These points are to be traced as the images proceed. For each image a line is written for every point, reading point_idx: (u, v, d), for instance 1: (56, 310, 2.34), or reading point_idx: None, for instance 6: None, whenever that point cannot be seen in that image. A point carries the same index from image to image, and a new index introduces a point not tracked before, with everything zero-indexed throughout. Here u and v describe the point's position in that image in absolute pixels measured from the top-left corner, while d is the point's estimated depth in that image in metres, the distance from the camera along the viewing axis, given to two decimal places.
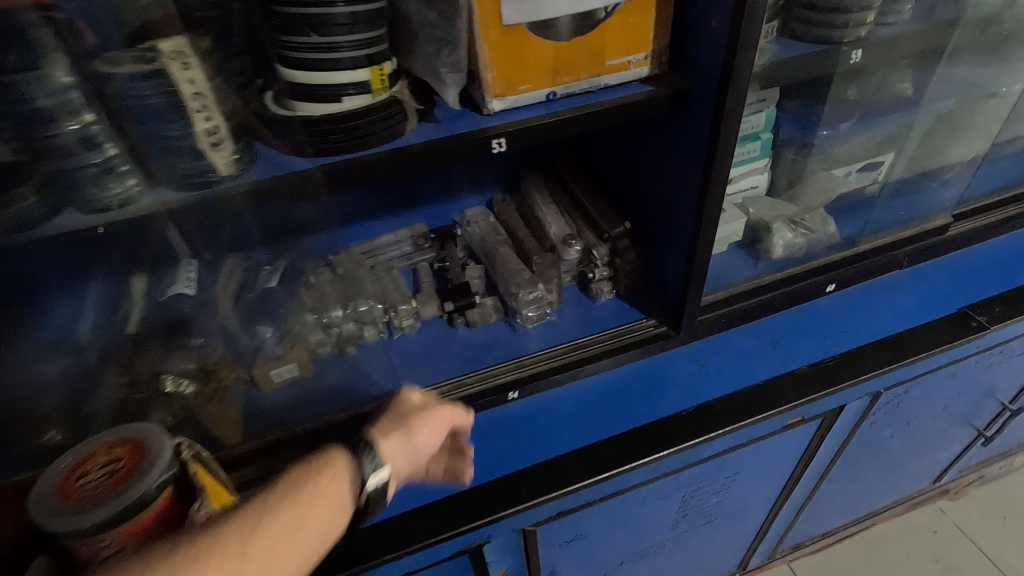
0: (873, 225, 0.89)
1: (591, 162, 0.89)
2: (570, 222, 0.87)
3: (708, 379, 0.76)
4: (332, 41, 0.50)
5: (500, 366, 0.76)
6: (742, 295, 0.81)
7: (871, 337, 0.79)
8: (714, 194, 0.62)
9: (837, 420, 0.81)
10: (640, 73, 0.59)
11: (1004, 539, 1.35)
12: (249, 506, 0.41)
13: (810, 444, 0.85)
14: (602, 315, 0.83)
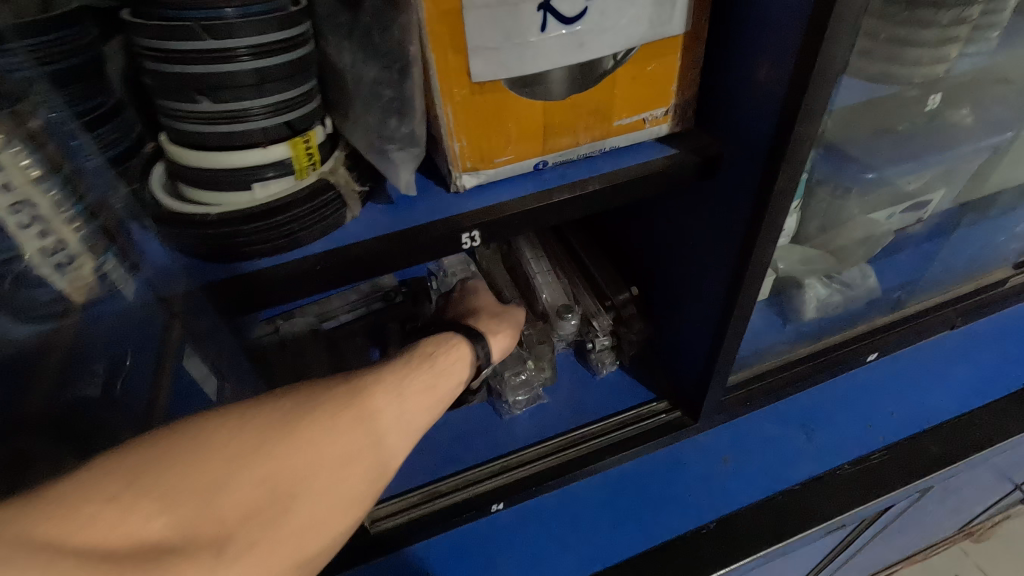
0: (931, 280, 0.78)
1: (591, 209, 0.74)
2: (564, 284, 0.73)
3: (732, 480, 0.64)
4: (229, 109, 0.36)
5: (481, 467, 0.63)
6: (771, 372, 0.68)
7: (921, 423, 0.67)
8: (751, 283, 0.49)
9: (880, 518, 0.69)
10: (657, 131, 0.45)
11: None
12: (377, 368, 0.41)
13: (846, 539, 0.73)
14: (604, 394, 0.70)
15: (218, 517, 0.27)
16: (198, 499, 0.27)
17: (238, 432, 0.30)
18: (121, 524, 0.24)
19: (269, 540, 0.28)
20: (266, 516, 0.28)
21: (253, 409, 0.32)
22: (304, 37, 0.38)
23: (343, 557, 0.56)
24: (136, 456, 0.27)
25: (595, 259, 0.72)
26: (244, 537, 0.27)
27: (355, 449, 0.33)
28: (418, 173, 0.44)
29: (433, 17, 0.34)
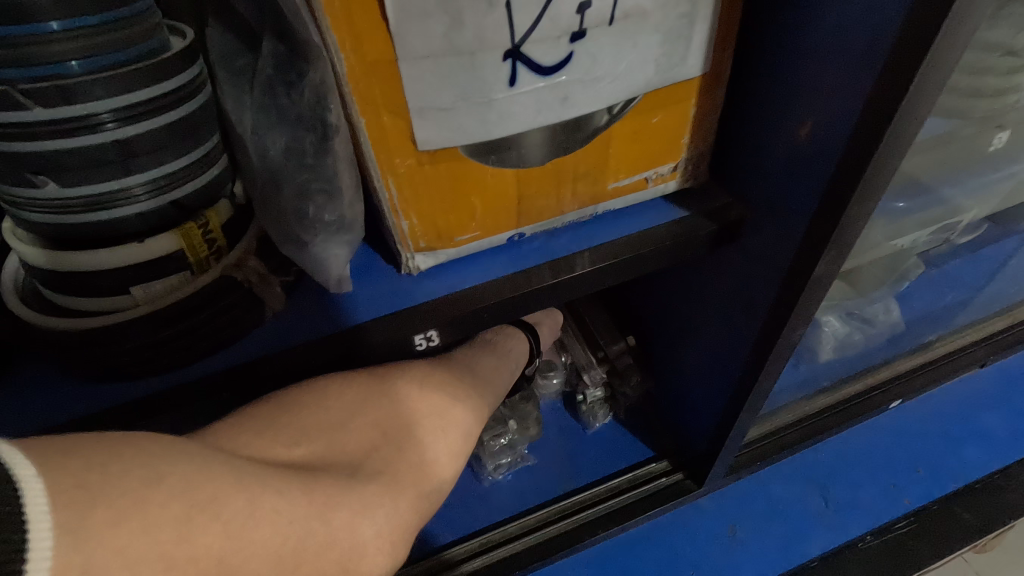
0: (971, 314, 0.68)
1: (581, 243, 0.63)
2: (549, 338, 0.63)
3: (741, 554, 0.56)
4: (82, 197, 0.26)
5: (457, 547, 0.55)
6: (785, 425, 0.61)
7: (950, 482, 0.60)
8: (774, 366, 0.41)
9: None
10: (661, 190, 0.36)
11: None
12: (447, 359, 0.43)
13: None
14: (596, 454, 0.62)
15: (348, 451, 0.28)
16: (327, 437, 0.28)
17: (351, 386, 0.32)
18: (271, 449, 0.26)
19: (394, 469, 0.29)
20: (386, 452, 0.30)
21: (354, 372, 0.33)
22: (187, 87, 0.28)
23: None
24: (264, 405, 0.29)
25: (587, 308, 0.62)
26: (374, 465, 0.29)
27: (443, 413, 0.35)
28: (360, 245, 0.36)
29: (357, 71, 0.24)
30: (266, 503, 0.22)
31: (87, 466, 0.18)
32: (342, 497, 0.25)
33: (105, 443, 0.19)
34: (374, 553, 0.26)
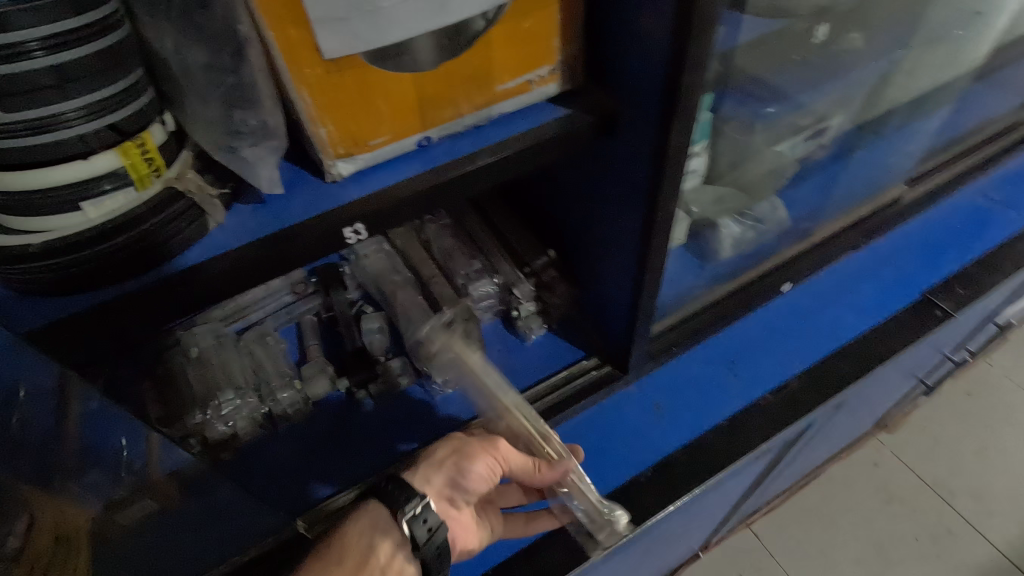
0: (844, 203, 0.79)
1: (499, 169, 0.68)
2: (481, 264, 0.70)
3: (664, 426, 0.65)
4: (30, 123, 0.30)
5: (416, 452, 0.62)
6: (690, 314, 0.69)
7: (833, 345, 0.70)
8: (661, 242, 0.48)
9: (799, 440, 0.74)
10: (546, 92, 0.42)
11: (940, 463, 1.45)
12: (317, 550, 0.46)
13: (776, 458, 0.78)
14: (534, 361, 0.68)
15: None
16: None
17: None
18: None
19: None
20: None
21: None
22: (107, 18, 0.31)
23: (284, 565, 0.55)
24: None
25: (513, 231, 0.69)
26: None
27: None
28: (283, 160, 0.40)
29: None
30: None
31: None
32: None
33: None
34: None
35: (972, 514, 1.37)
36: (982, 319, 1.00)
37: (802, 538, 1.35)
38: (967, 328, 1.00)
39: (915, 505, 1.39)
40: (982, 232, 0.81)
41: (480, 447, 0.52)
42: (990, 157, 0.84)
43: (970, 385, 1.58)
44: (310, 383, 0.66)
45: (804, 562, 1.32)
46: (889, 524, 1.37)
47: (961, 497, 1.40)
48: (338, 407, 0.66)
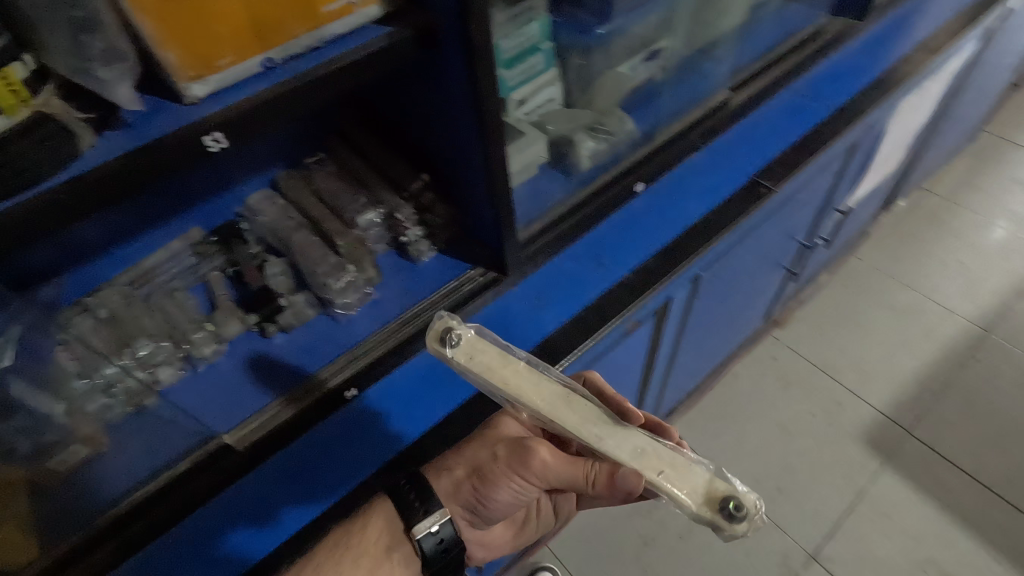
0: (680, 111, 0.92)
1: (370, 107, 0.75)
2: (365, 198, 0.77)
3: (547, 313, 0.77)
4: None
5: (329, 366, 0.69)
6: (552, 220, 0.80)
7: (681, 228, 0.85)
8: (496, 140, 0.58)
9: (670, 312, 0.91)
10: (369, 14, 0.50)
11: (825, 346, 1.66)
12: (344, 531, 0.66)
13: (655, 332, 0.95)
14: (428, 277, 0.77)
15: None
16: None
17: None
18: None
19: None
20: None
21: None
22: None
23: (216, 474, 0.61)
24: None
25: (388, 164, 0.76)
26: None
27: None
28: (140, 94, 0.45)
29: None
30: None
31: None
32: None
33: None
34: None
35: (853, 384, 1.59)
36: (820, 204, 1.19)
37: (717, 430, 1.53)
38: (808, 213, 1.18)
39: (807, 384, 1.60)
40: (797, 124, 0.96)
41: (502, 471, 0.64)
42: (801, 61, 0.98)
43: (844, 277, 1.80)
44: (222, 324, 0.72)
45: (721, 448, 1.50)
46: (788, 404, 1.57)
47: (845, 371, 1.61)
48: (251, 342, 0.72)
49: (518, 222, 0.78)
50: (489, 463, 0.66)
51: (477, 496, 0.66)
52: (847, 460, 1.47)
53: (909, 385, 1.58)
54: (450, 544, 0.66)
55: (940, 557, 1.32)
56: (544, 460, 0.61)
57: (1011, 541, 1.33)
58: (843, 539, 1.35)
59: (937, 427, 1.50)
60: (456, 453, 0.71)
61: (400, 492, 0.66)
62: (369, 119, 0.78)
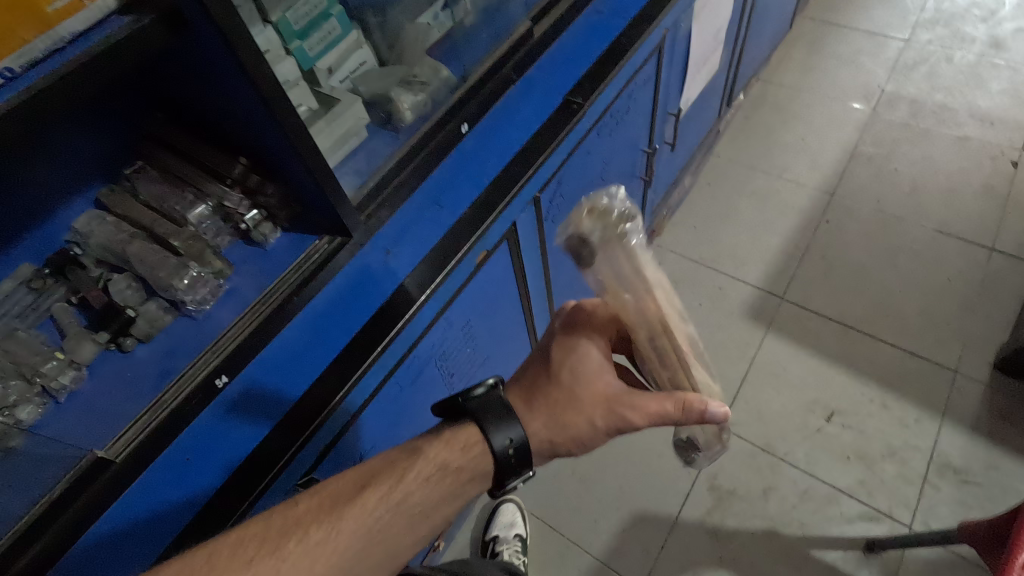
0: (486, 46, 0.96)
1: (176, 105, 0.75)
2: (193, 195, 0.78)
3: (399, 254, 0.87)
4: None
5: (196, 362, 0.71)
6: (383, 181, 0.82)
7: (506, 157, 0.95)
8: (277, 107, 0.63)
9: (521, 231, 1.06)
10: (106, 5, 0.51)
11: (702, 241, 1.82)
12: (437, 469, 0.68)
13: (515, 254, 1.11)
14: (277, 257, 0.79)
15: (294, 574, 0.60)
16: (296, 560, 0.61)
17: (282, 549, 0.61)
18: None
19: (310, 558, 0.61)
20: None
21: (305, 539, 0.62)
22: None
23: (102, 488, 0.63)
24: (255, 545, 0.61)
25: (207, 155, 0.77)
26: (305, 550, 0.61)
27: (419, 525, 0.68)
28: None
29: None
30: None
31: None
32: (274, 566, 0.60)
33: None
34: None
35: (731, 268, 1.76)
36: (651, 111, 1.30)
37: None
38: (643, 122, 1.29)
39: (693, 279, 1.76)
40: (598, 40, 1.05)
41: (601, 437, 0.71)
42: None
43: (708, 176, 1.96)
44: (75, 350, 0.71)
45: None
46: (679, 301, 1.72)
47: (722, 259, 1.78)
48: (111, 364, 0.72)
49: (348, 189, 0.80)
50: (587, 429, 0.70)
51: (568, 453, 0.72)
52: (736, 335, 1.64)
53: (777, 258, 1.76)
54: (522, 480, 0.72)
55: (824, 396, 1.51)
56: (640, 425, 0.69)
57: (876, 366, 1.53)
58: (744, 404, 1.52)
59: (804, 288, 1.69)
60: (551, 421, 0.70)
61: (500, 435, 0.67)
62: (177, 114, 0.77)
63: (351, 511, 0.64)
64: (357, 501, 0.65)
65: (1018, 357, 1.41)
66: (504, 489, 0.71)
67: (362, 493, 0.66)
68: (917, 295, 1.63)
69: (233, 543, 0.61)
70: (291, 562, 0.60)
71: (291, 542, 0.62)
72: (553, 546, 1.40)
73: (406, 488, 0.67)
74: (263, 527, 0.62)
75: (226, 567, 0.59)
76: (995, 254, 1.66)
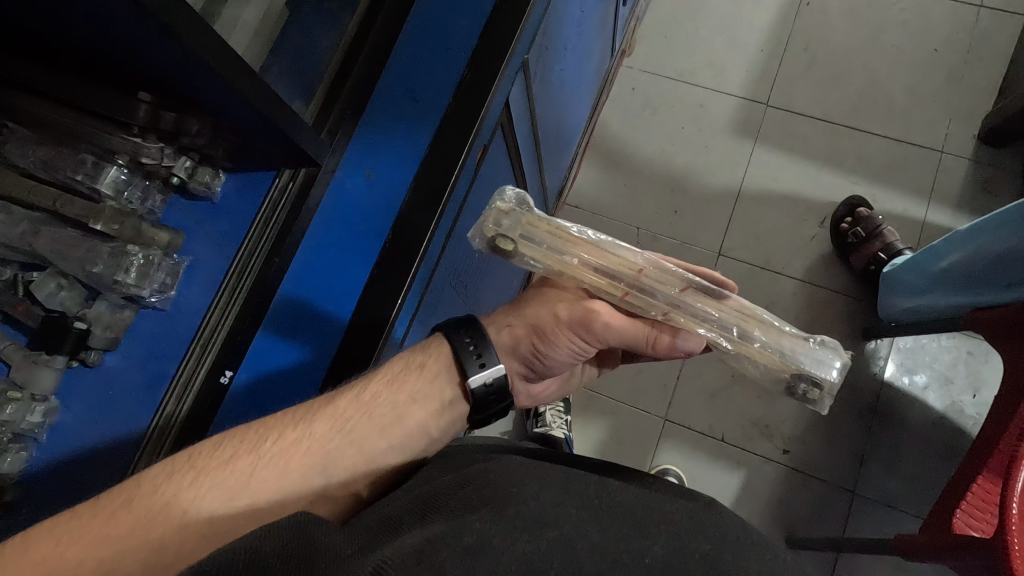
0: None
1: (22, 28, 0.51)
2: (94, 155, 0.57)
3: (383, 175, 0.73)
4: None
5: (188, 358, 0.62)
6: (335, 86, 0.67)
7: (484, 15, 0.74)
8: (167, 17, 0.45)
9: (513, 111, 0.86)
10: None
11: (676, 54, 1.63)
12: (401, 372, 0.68)
13: (510, 141, 0.92)
14: (233, 212, 0.65)
15: (273, 475, 0.55)
16: (270, 460, 0.55)
17: (261, 447, 0.56)
18: (224, 483, 0.52)
19: (287, 455, 0.56)
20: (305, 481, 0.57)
21: (280, 440, 0.57)
22: None
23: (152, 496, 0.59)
24: (231, 441, 0.55)
25: (100, 92, 0.55)
26: (274, 445, 0.57)
27: (393, 431, 0.64)
28: None
29: None
30: (244, 480, 0.53)
31: (159, 484, 0.50)
32: (245, 465, 0.54)
33: (156, 481, 0.50)
34: (260, 475, 0.54)
35: (711, 80, 1.60)
36: None
37: (609, 187, 1.58)
38: None
39: (672, 99, 1.61)
40: None
41: (563, 331, 0.68)
42: None
43: None
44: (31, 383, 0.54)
45: (618, 203, 1.57)
46: (662, 129, 1.60)
47: (700, 71, 1.61)
48: (88, 380, 0.58)
49: (295, 103, 0.64)
50: (549, 321, 0.69)
51: (537, 354, 0.71)
52: (724, 154, 1.56)
53: (758, 58, 1.60)
54: (499, 389, 0.67)
55: (817, 202, 1.49)
56: (605, 321, 0.65)
57: (864, 162, 1.51)
58: (740, 226, 1.51)
59: (789, 89, 1.57)
60: (515, 310, 0.74)
61: (457, 335, 0.68)
62: (23, 35, 0.52)
63: (326, 412, 0.61)
64: (327, 408, 0.62)
65: (1006, 124, 1.39)
66: (478, 405, 0.67)
67: (333, 400, 0.63)
68: (905, 74, 1.54)
69: (209, 445, 0.55)
70: (268, 458, 0.55)
71: (268, 444, 0.57)
72: (577, 399, 1.46)
73: (373, 394, 0.65)
74: (237, 430, 0.57)
75: (206, 465, 0.53)
76: (984, 11, 1.54)
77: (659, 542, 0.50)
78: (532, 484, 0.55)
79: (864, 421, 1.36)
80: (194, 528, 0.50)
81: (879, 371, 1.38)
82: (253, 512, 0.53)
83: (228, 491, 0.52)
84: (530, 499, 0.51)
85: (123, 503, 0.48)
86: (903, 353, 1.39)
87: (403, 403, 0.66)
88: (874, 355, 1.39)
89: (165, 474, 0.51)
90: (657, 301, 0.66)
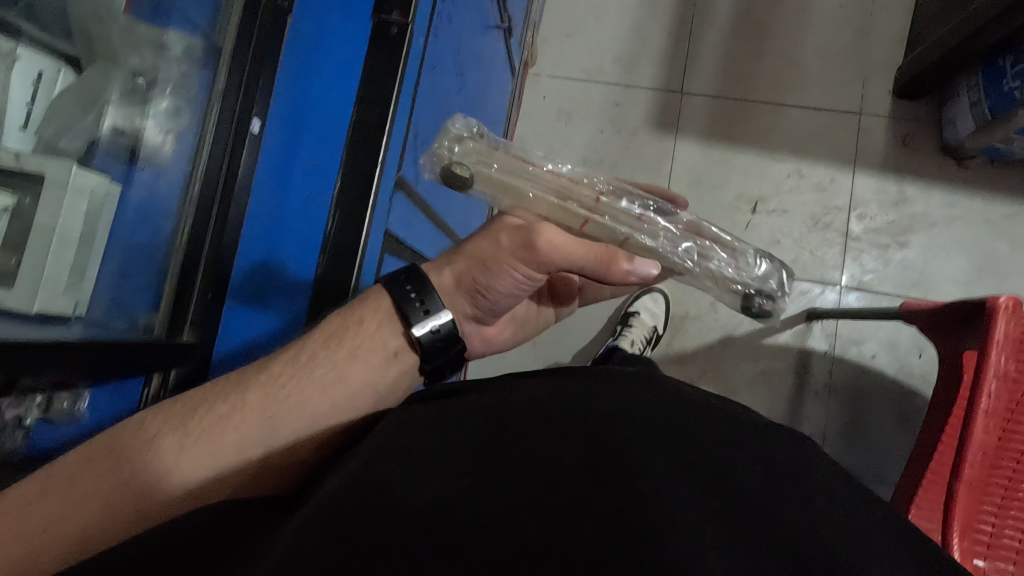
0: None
1: None
2: None
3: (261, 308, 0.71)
4: None
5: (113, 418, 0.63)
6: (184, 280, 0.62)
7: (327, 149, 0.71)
8: None
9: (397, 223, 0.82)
10: None
11: (581, 52, 1.56)
12: (338, 329, 0.67)
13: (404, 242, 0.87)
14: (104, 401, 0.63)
15: (215, 443, 0.58)
16: (205, 437, 0.58)
17: (189, 423, 0.58)
18: (161, 457, 0.56)
19: (228, 418, 0.59)
20: (256, 437, 0.60)
21: (209, 414, 0.59)
22: None
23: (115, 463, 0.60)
24: (164, 415, 0.58)
25: None
26: (210, 414, 0.59)
27: (336, 391, 0.65)
28: None
29: None
30: (180, 455, 0.57)
31: (93, 469, 0.55)
32: (174, 446, 0.57)
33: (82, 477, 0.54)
34: (190, 454, 0.57)
35: (621, 75, 1.54)
36: None
37: None
38: None
39: (585, 102, 1.54)
40: None
41: (506, 258, 0.63)
42: None
43: None
44: None
45: None
46: (580, 135, 1.54)
47: (608, 67, 1.54)
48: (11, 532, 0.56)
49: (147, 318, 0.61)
50: (492, 254, 0.65)
51: (479, 291, 0.67)
52: (648, 151, 1.51)
53: (666, 42, 1.54)
54: (446, 335, 0.68)
55: (746, 186, 1.47)
56: (552, 242, 0.59)
57: (788, 137, 1.48)
58: None
59: (701, 72, 1.52)
60: (457, 257, 0.70)
61: (397, 285, 0.68)
62: None
63: (258, 384, 0.62)
64: (262, 375, 0.63)
65: (918, 77, 1.38)
66: (427, 351, 0.68)
67: (268, 367, 0.64)
68: (818, 36, 1.50)
69: (140, 421, 0.58)
70: (195, 436, 0.57)
71: (197, 416, 0.59)
72: None
73: (312, 354, 0.65)
74: (164, 407, 0.59)
75: (128, 445, 0.56)
76: None
77: (584, 435, 0.47)
78: (458, 413, 0.53)
79: (822, 398, 1.39)
80: (127, 513, 0.54)
81: (828, 347, 1.40)
82: (198, 488, 0.57)
83: (163, 467, 0.56)
84: (459, 424, 0.50)
85: (37, 497, 0.53)
86: (848, 327, 1.41)
87: (343, 360, 0.66)
88: (821, 333, 1.41)
89: (86, 462, 0.55)
90: (618, 223, 0.63)
